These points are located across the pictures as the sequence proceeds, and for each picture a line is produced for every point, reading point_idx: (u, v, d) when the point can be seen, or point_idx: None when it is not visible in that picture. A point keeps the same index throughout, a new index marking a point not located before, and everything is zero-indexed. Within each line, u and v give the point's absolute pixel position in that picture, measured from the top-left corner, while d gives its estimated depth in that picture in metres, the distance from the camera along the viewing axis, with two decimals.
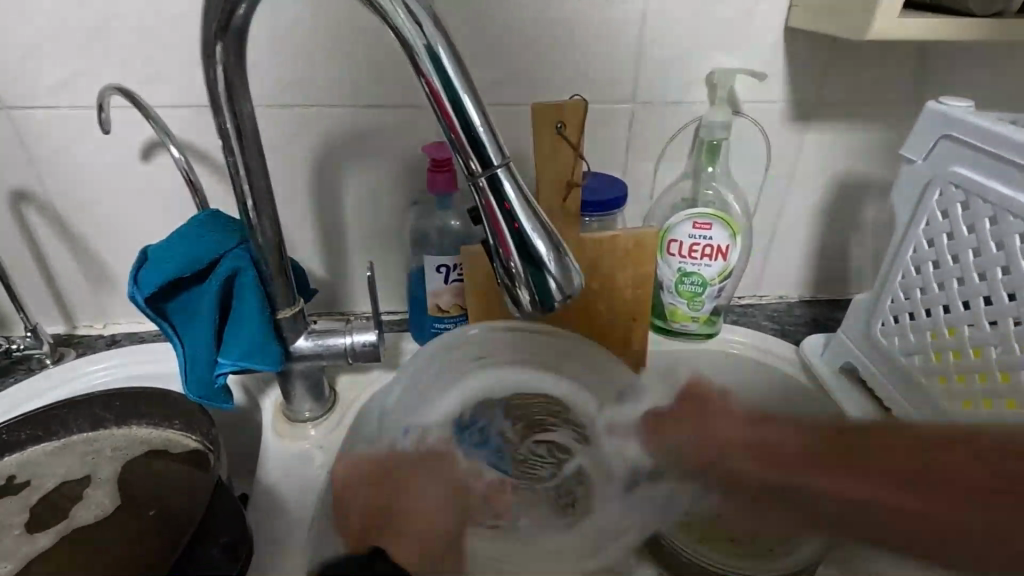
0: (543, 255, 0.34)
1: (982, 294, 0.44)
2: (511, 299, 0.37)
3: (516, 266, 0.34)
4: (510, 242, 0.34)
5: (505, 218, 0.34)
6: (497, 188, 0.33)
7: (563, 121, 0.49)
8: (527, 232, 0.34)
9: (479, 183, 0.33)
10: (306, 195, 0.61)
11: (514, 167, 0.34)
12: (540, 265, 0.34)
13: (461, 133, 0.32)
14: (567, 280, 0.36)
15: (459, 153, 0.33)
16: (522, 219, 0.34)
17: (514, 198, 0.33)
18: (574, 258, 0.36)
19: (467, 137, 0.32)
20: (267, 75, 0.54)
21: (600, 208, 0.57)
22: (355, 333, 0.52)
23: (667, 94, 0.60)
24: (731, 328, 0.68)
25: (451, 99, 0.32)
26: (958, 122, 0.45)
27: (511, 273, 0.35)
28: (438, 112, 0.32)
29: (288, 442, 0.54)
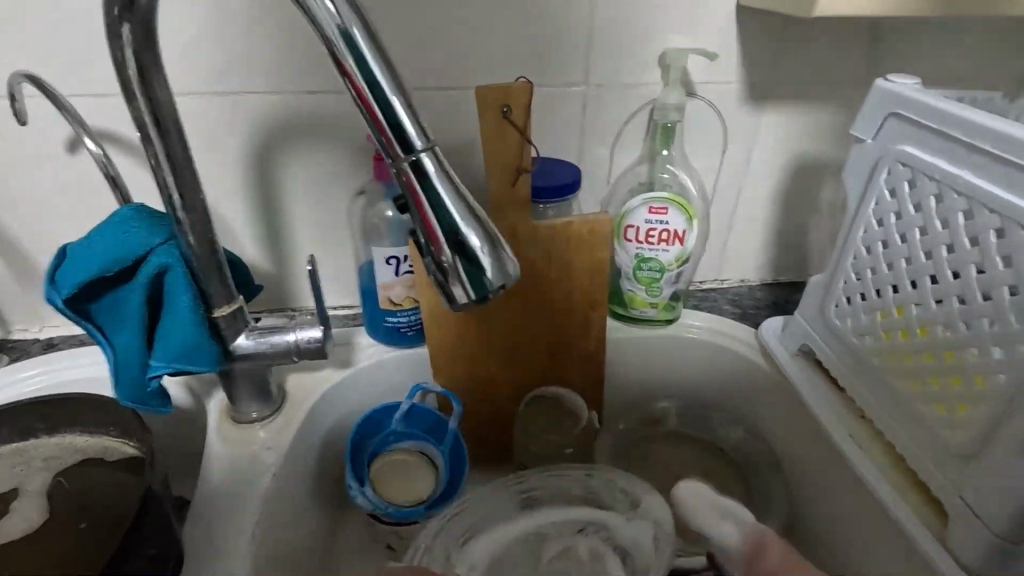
0: (475, 248, 0.32)
1: (928, 273, 0.43)
2: (445, 297, 0.34)
3: (448, 261, 0.32)
4: (439, 235, 0.32)
5: (433, 209, 0.31)
6: (424, 177, 0.31)
7: (508, 104, 0.47)
8: (458, 225, 0.31)
9: (405, 173, 0.31)
10: (248, 188, 0.58)
11: (442, 154, 0.32)
12: (473, 259, 0.32)
13: (380, 117, 0.30)
14: (504, 276, 0.33)
15: (381, 140, 0.31)
16: (452, 211, 0.31)
17: (443, 188, 0.31)
18: (513, 252, 0.34)
19: (387, 120, 0.30)
20: (198, 61, 0.51)
21: (552, 195, 0.55)
22: (299, 329, 0.50)
23: (620, 77, 0.59)
24: (691, 313, 0.68)
25: (367, 81, 0.29)
26: (907, 101, 0.44)
27: (444, 268, 0.33)
28: (354, 96, 0.30)
29: (234, 444, 0.52)
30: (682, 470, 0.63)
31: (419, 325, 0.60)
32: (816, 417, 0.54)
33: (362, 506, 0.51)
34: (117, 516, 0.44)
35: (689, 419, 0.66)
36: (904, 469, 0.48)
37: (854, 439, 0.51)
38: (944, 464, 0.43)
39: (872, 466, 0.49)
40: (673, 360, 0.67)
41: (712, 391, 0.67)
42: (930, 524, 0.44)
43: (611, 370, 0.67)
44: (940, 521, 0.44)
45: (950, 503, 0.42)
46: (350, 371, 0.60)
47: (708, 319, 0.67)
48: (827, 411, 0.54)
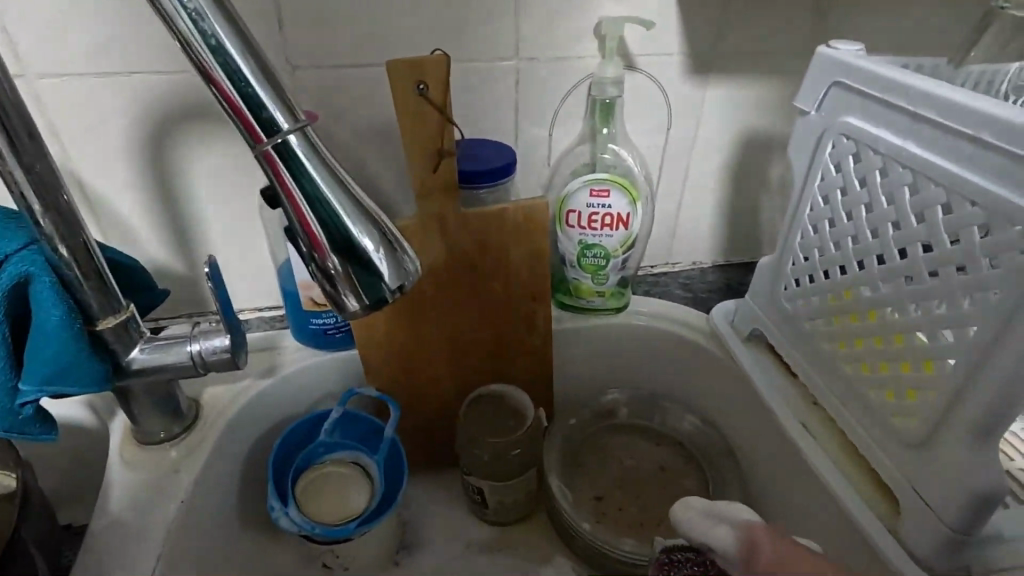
0: (367, 248, 0.28)
1: (875, 253, 0.41)
2: (336, 307, 0.30)
3: (336, 266, 0.27)
4: (322, 236, 0.27)
5: (312, 207, 0.26)
6: (296, 169, 0.26)
7: (423, 82, 0.43)
8: (345, 223, 0.27)
9: (273, 165, 0.26)
10: (146, 181, 0.52)
11: (318, 140, 0.27)
12: (365, 263, 0.28)
13: (234, 97, 0.24)
14: (406, 280, 0.30)
15: (240, 125, 0.25)
16: (336, 208, 0.27)
17: (323, 181, 0.26)
18: (413, 251, 0.30)
19: (243, 99, 0.25)
20: (69, 36, 0.45)
21: (485, 180, 0.51)
22: (204, 338, 0.45)
23: (554, 50, 0.54)
24: (641, 300, 0.65)
25: (215, 53, 0.24)
26: (850, 68, 0.41)
27: (330, 275, 0.28)
28: (199, 71, 0.24)
29: (139, 468, 0.47)
30: (634, 464, 0.61)
31: (348, 326, 0.55)
32: (767, 405, 0.52)
33: (287, 528, 0.46)
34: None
35: (640, 409, 0.64)
36: (854, 455, 0.47)
37: (805, 427, 0.49)
38: (894, 451, 0.41)
39: (823, 454, 0.47)
40: (623, 350, 0.64)
41: (665, 381, 0.65)
42: (882, 514, 0.42)
43: (560, 363, 0.64)
44: (891, 510, 0.42)
45: (902, 492, 0.40)
46: (274, 378, 0.55)
47: (658, 305, 0.64)
48: (778, 398, 0.52)
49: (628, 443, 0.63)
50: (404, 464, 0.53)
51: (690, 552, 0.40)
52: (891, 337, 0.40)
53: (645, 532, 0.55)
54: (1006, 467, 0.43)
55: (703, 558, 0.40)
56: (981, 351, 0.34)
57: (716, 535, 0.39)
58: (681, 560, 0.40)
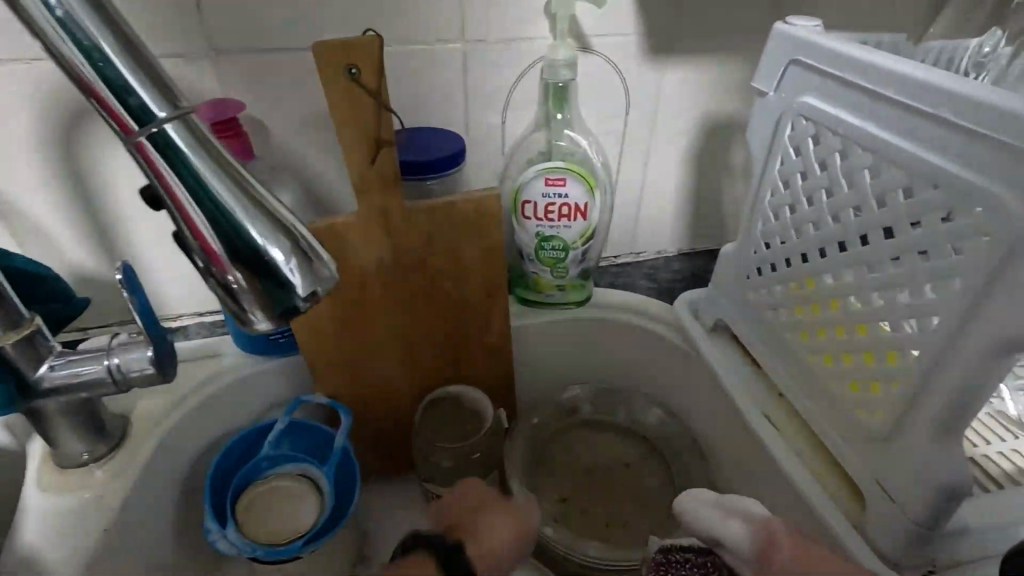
0: (271, 256, 0.25)
1: (836, 240, 0.39)
2: (242, 323, 0.27)
3: (236, 277, 0.25)
4: (217, 244, 0.24)
5: (203, 211, 0.24)
6: (182, 171, 0.23)
7: (354, 65, 0.39)
8: (242, 229, 0.24)
9: (153, 166, 0.23)
10: (58, 180, 0.47)
11: (207, 136, 0.24)
12: (270, 272, 0.25)
13: (95, 85, 0.21)
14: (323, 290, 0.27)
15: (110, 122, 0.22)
16: (232, 211, 0.24)
17: (214, 183, 0.23)
18: (331, 257, 0.27)
19: (106, 87, 0.21)
20: None
21: (431, 170, 0.48)
22: (121, 352, 0.41)
23: (503, 30, 0.51)
24: (604, 292, 0.62)
25: (71, 37, 0.21)
26: (807, 45, 0.39)
27: (231, 287, 0.25)
28: (50, 55, 0.21)
29: (58, 493, 0.43)
30: (600, 461, 0.59)
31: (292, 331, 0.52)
32: (731, 398, 0.51)
33: (225, 552, 0.43)
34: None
35: (606, 405, 0.62)
36: (819, 448, 0.45)
37: (770, 420, 0.48)
38: (858, 445, 0.40)
39: (788, 448, 0.46)
40: (587, 345, 0.62)
41: (631, 374, 0.63)
42: (847, 509, 0.41)
43: (522, 360, 0.62)
44: (856, 504, 0.41)
45: (866, 487, 0.39)
46: (212, 389, 0.51)
47: (621, 296, 0.62)
48: (743, 390, 0.50)
49: (594, 440, 0.61)
50: (356, 475, 0.50)
51: (689, 553, 0.39)
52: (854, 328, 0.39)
53: (612, 532, 0.53)
54: (970, 453, 0.42)
55: (703, 555, 0.39)
56: (944, 342, 0.32)
57: (727, 528, 0.36)
58: (681, 561, 0.39)
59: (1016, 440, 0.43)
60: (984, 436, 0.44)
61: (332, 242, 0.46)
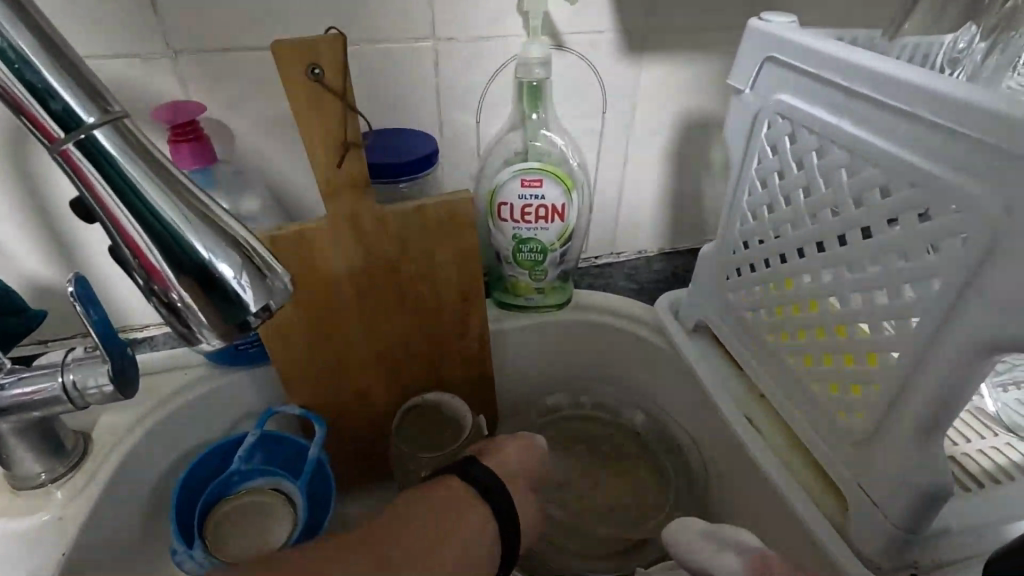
0: (218, 271, 0.23)
1: (814, 239, 0.38)
2: (193, 342, 0.25)
3: (180, 293, 0.23)
4: (159, 259, 0.23)
5: (144, 225, 0.22)
6: (118, 184, 0.22)
7: (316, 65, 0.37)
8: (186, 243, 0.23)
9: (85, 178, 0.22)
10: (7, 188, 0.45)
11: (146, 146, 0.23)
12: (217, 287, 0.23)
13: (17, 93, 0.20)
14: (277, 302, 0.26)
15: (36, 132, 0.21)
16: (174, 226, 0.23)
17: (151, 195, 0.22)
18: (284, 268, 0.26)
19: (29, 94, 0.20)
20: None
21: (403, 173, 0.47)
22: (74, 368, 0.38)
23: (474, 28, 0.50)
24: (584, 294, 0.61)
25: None
26: (781, 42, 0.38)
27: (177, 304, 0.24)
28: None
29: (13, 518, 0.41)
30: (583, 466, 0.58)
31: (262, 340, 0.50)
32: (713, 401, 0.50)
33: (190, 572, 0.42)
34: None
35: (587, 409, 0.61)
36: (802, 451, 0.45)
37: (751, 422, 0.47)
38: (841, 448, 0.39)
39: (770, 450, 0.45)
40: (567, 348, 0.61)
41: (613, 377, 0.62)
42: (830, 512, 0.41)
43: (502, 364, 0.61)
44: (839, 507, 0.41)
45: (849, 491, 0.39)
46: (179, 403, 0.49)
47: (600, 297, 0.61)
48: (725, 392, 0.50)
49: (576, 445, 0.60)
50: (330, 488, 0.48)
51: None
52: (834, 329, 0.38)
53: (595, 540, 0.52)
54: (951, 451, 0.42)
55: None
56: (924, 343, 0.32)
57: (720, 563, 0.35)
58: None
59: (997, 436, 0.43)
60: (965, 435, 0.43)
61: (298, 249, 0.44)
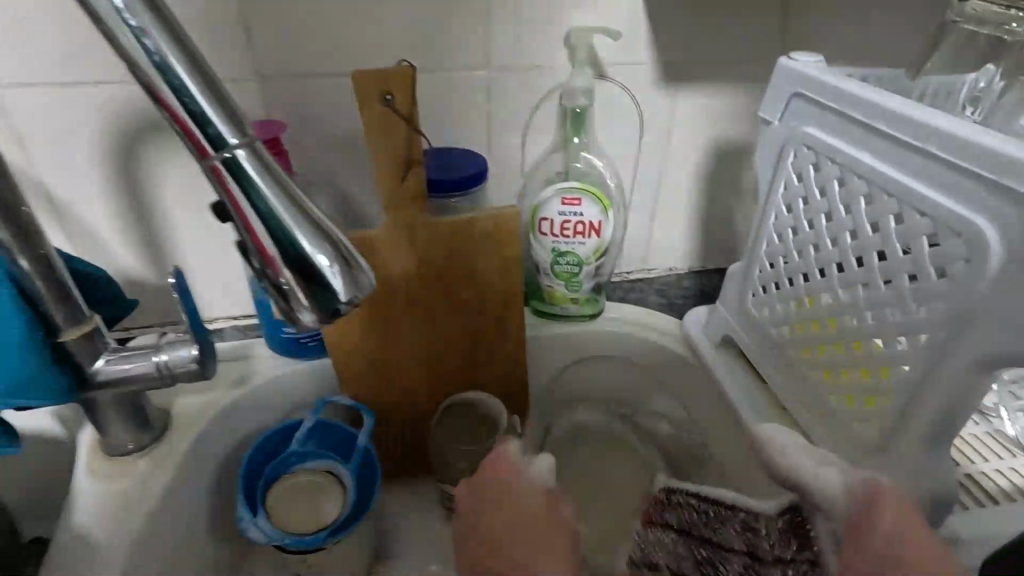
0: (318, 264, 0.28)
1: (835, 261, 0.41)
2: (293, 322, 0.30)
3: (287, 281, 0.28)
4: (273, 251, 0.28)
5: (263, 222, 0.27)
6: (247, 189, 0.27)
7: (389, 92, 0.43)
8: (295, 239, 0.27)
9: (222, 181, 0.27)
10: (114, 191, 0.52)
11: (267, 157, 0.28)
12: (315, 276, 0.28)
13: (179, 112, 0.25)
14: (361, 295, 0.30)
15: (187, 143, 0.26)
16: (286, 225, 0.27)
17: (270, 196, 0.27)
18: (368, 265, 0.30)
19: (187, 113, 0.25)
20: (35, 49, 0.45)
21: (456, 188, 0.51)
22: (169, 350, 0.44)
23: (525, 58, 0.55)
24: (616, 307, 0.65)
25: (161, 72, 0.25)
26: (807, 80, 0.42)
27: (284, 290, 0.29)
28: (143, 86, 0.25)
29: (104, 480, 0.47)
30: None
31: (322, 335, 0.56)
32: (737, 412, 0.53)
33: (256, 538, 0.46)
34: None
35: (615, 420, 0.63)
36: None
37: None
38: (856, 457, 0.41)
39: None
40: (598, 357, 0.65)
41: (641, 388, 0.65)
42: None
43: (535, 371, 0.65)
44: None
45: None
46: (247, 388, 0.55)
47: (631, 311, 0.65)
48: (747, 404, 0.52)
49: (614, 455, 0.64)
50: (376, 473, 0.53)
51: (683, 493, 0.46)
52: (853, 344, 0.41)
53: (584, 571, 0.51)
54: (966, 469, 0.44)
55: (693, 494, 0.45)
56: (935, 359, 0.34)
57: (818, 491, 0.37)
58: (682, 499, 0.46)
59: (1014, 459, 0.45)
60: (982, 454, 0.45)
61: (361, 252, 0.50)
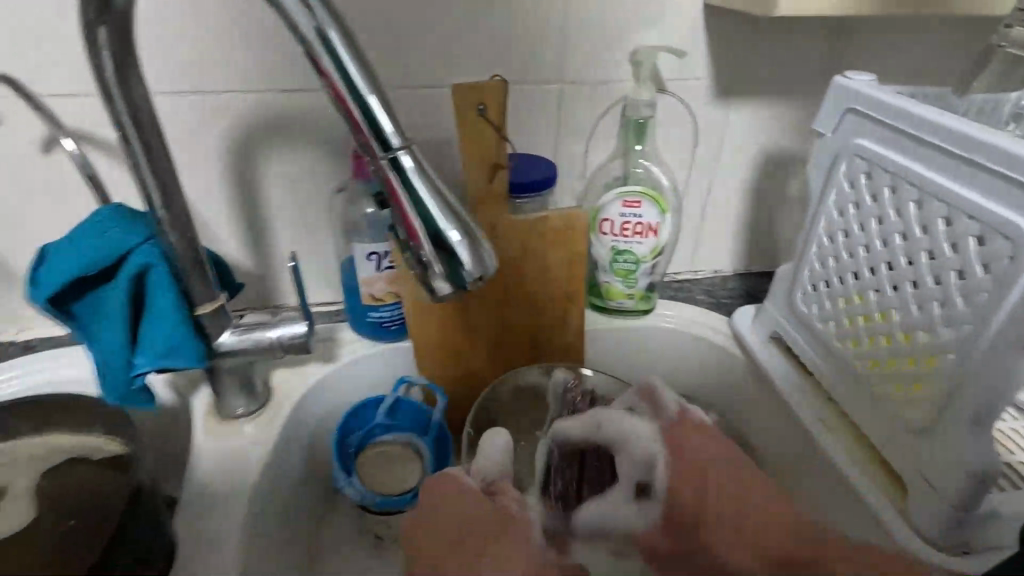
0: (455, 243, 0.33)
1: (885, 260, 0.46)
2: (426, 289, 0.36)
3: (428, 255, 0.34)
4: (419, 231, 0.33)
5: (414, 206, 0.33)
6: (403, 177, 0.32)
7: (483, 103, 0.48)
8: (437, 221, 0.33)
9: (383, 169, 0.32)
10: (227, 187, 0.58)
11: (418, 150, 0.33)
12: (451, 252, 0.33)
13: (356, 114, 0.31)
14: (484, 270, 0.35)
15: (358, 137, 0.32)
16: (431, 209, 0.33)
17: (421, 184, 0.32)
18: (491, 246, 0.35)
19: (360, 114, 0.31)
20: (175, 62, 0.52)
21: (531, 190, 0.57)
22: (282, 326, 0.51)
23: (592, 73, 0.60)
24: (667, 305, 0.70)
25: (344, 79, 0.30)
26: (861, 97, 0.47)
27: (424, 262, 0.34)
28: (328, 90, 0.31)
29: (219, 441, 0.53)
30: None
31: (402, 320, 0.61)
32: (786, 401, 0.57)
33: (351, 496, 0.52)
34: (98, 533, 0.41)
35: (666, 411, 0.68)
36: (868, 449, 0.51)
37: (822, 421, 0.54)
38: (904, 440, 0.45)
39: (839, 446, 0.52)
40: (649, 351, 0.70)
41: (689, 381, 0.70)
42: (893, 499, 0.47)
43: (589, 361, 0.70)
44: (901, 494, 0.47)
45: (910, 478, 0.45)
46: (335, 366, 0.61)
47: (681, 309, 0.69)
48: (794, 394, 0.57)
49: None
50: (451, 446, 0.58)
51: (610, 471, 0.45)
52: (900, 335, 0.45)
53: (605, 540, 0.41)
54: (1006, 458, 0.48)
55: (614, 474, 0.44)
56: (976, 346, 0.39)
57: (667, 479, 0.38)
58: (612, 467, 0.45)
59: None
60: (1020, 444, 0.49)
61: None
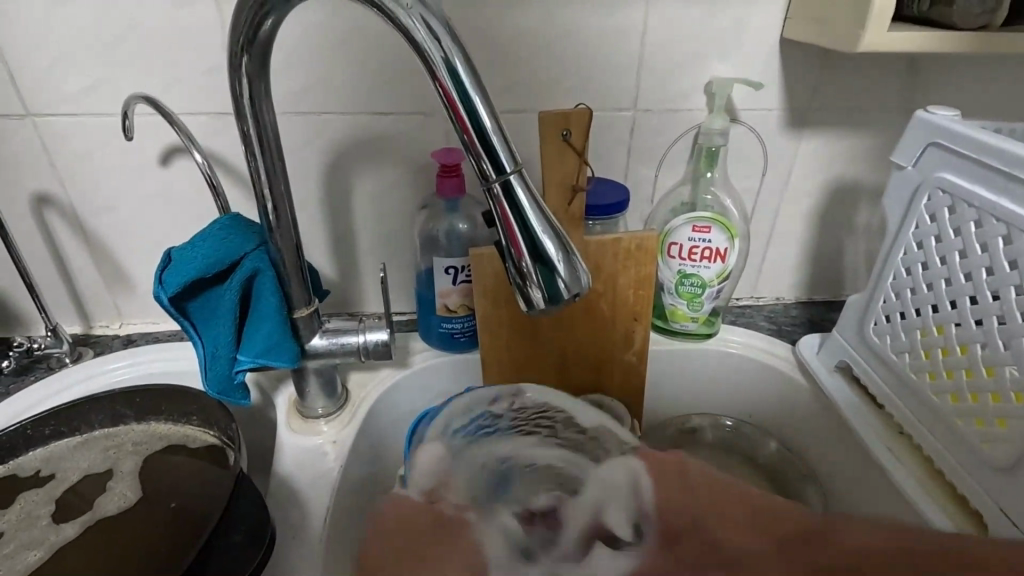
0: (553, 256, 0.37)
1: (968, 293, 0.46)
2: (522, 298, 0.39)
3: (528, 267, 0.37)
4: (522, 244, 0.37)
5: (519, 222, 0.36)
6: (512, 197, 0.36)
7: (568, 129, 0.51)
8: (539, 236, 0.36)
9: (494, 189, 0.36)
10: (317, 200, 0.63)
11: (525, 172, 0.36)
12: (549, 265, 0.37)
13: (475, 139, 0.35)
14: (576, 282, 0.38)
15: (474, 159, 0.36)
16: (535, 225, 0.36)
17: (526, 202, 0.36)
18: (582, 260, 0.39)
19: (480, 141, 0.35)
20: (281, 86, 0.57)
21: (604, 212, 0.59)
22: (367, 332, 0.54)
23: (666, 102, 0.62)
24: (730, 329, 0.70)
25: (467, 108, 0.34)
26: (945, 131, 0.47)
27: (524, 273, 0.38)
28: (453, 119, 0.35)
29: (301, 437, 0.56)
30: None
31: (472, 332, 0.64)
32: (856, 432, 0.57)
33: None
34: (190, 535, 0.45)
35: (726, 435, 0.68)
36: (943, 486, 0.50)
37: (893, 454, 0.54)
38: (984, 478, 0.45)
39: (912, 481, 0.51)
40: (710, 375, 0.70)
41: (750, 407, 0.70)
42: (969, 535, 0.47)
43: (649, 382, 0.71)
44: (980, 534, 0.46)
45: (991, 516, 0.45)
46: (407, 373, 0.64)
47: (745, 335, 0.69)
48: (865, 427, 0.56)
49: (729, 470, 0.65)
50: None
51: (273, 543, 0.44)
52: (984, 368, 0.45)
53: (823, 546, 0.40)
54: None
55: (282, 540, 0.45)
56: None
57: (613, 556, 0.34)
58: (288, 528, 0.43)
59: None
60: None
61: None
